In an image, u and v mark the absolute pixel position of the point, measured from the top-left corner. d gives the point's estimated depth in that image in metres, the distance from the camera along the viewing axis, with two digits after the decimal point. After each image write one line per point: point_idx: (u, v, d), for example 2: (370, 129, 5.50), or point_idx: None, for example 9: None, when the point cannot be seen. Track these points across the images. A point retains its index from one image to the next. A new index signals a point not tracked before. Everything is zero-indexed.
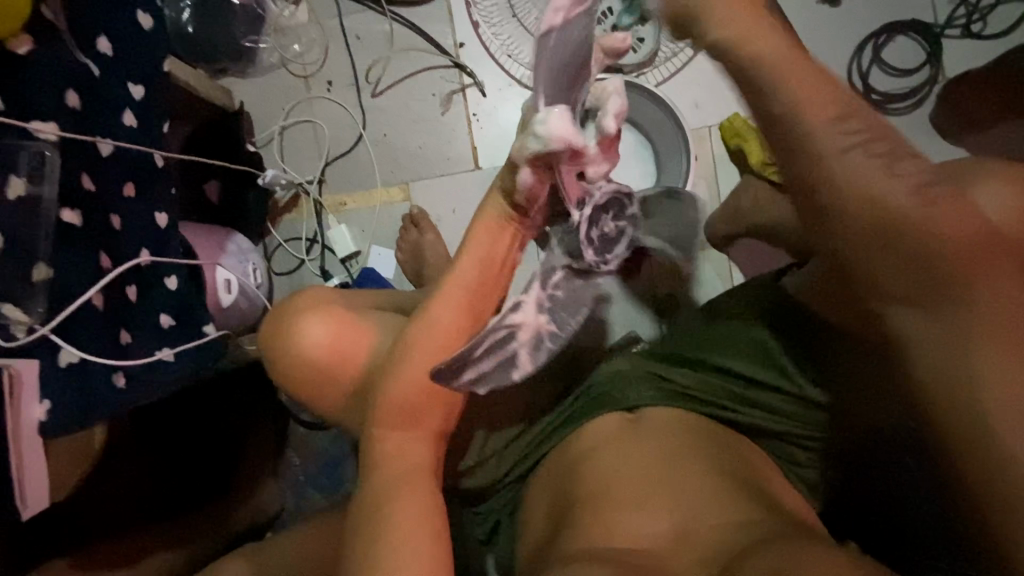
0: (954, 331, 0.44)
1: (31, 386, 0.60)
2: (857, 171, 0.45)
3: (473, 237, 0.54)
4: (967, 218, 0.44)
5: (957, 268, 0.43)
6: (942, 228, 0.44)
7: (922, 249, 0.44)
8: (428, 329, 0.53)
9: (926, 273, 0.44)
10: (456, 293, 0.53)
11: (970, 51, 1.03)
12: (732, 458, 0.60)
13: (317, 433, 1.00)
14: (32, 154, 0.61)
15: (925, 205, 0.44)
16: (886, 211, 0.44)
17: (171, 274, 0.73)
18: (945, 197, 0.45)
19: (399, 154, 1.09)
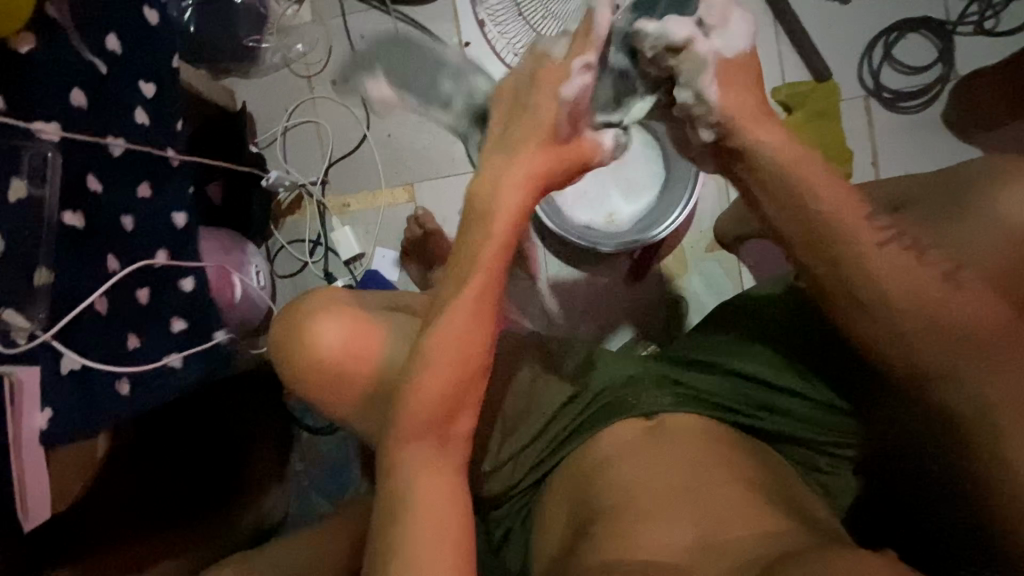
0: (987, 388, 0.51)
1: (33, 395, 0.58)
2: (879, 284, 0.52)
3: (496, 241, 0.52)
4: (996, 296, 0.51)
5: (992, 346, 0.51)
6: (975, 310, 0.51)
7: (953, 330, 0.51)
8: (435, 343, 0.52)
9: (966, 341, 0.51)
10: (471, 299, 0.52)
11: (982, 48, 1.01)
12: (759, 467, 0.58)
13: (322, 438, 0.98)
14: (34, 155, 0.59)
15: (961, 291, 0.51)
16: (923, 301, 0.51)
17: (188, 277, 0.74)
18: (976, 279, 0.52)
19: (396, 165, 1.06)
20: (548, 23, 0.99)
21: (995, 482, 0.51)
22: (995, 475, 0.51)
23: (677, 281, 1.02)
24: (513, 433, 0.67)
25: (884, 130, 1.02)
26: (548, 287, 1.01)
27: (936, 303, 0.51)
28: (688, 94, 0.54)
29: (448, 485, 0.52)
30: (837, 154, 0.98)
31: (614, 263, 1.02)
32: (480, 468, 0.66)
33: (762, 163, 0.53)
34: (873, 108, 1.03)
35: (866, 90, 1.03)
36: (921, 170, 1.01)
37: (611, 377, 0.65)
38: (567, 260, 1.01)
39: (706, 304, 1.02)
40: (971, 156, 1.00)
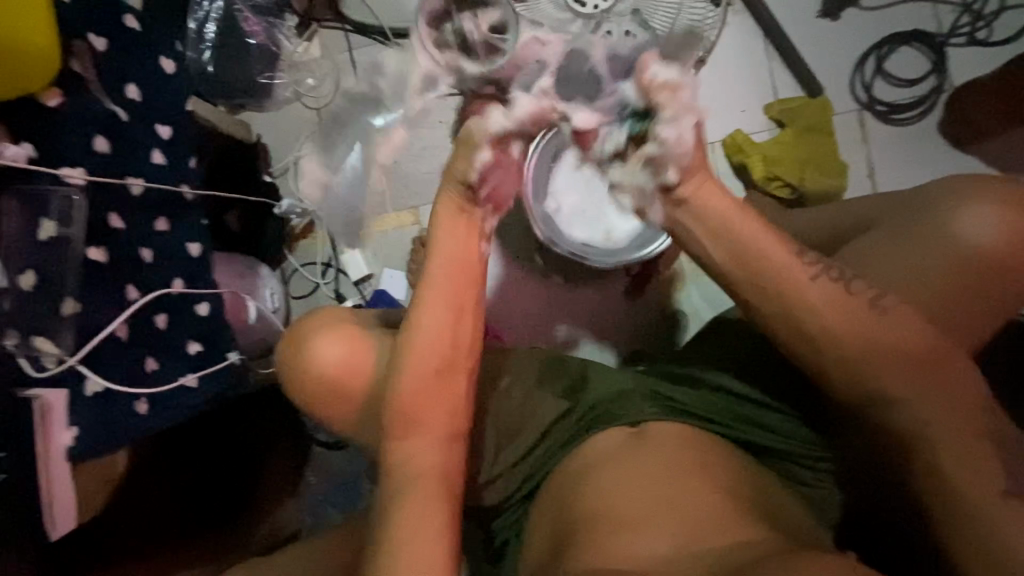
0: (923, 408, 0.54)
1: (60, 415, 0.64)
2: (822, 305, 0.55)
3: (436, 249, 0.57)
4: (919, 320, 0.56)
5: (921, 364, 0.54)
6: (897, 338, 0.54)
7: (881, 351, 0.54)
8: (414, 346, 0.56)
9: (893, 365, 0.54)
10: (444, 299, 0.56)
11: (976, 59, 1.02)
12: (741, 479, 0.60)
13: (333, 453, 1.01)
14: (62, 198, 0.66)
15: (887, 316, 0.55)
16: (849, 331, 0.55)
17: (203, 301, 0.79)
18: (894, 305, 0.56)
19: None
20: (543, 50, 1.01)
21: (945, 497, 0.53)
22: (928, 494, 0.54)
23: (676, 296, 1.04)
24: (508, 443, 0.69)
25: (880, 142, 1.03)
26: (548, 302, 1.04)
27: (862, 326, 0.55)
28: (671, 130, 0.53)
29: (436, 497, 0.53)
30: (830, 168, 0.99)
31: (612, 278, 1.04)
32: (477, 480, 0.68)
33: (700, 207, 0.56)
34: (868, 120, 1.03)
35: (860, 103, 1.04)
36: (919, 180, 1.02)
37: (603, 392, 0.68)
38: (566, 276, 1.04)
39: (705, 318, 1.03)
40: (969, 164, 1.01)
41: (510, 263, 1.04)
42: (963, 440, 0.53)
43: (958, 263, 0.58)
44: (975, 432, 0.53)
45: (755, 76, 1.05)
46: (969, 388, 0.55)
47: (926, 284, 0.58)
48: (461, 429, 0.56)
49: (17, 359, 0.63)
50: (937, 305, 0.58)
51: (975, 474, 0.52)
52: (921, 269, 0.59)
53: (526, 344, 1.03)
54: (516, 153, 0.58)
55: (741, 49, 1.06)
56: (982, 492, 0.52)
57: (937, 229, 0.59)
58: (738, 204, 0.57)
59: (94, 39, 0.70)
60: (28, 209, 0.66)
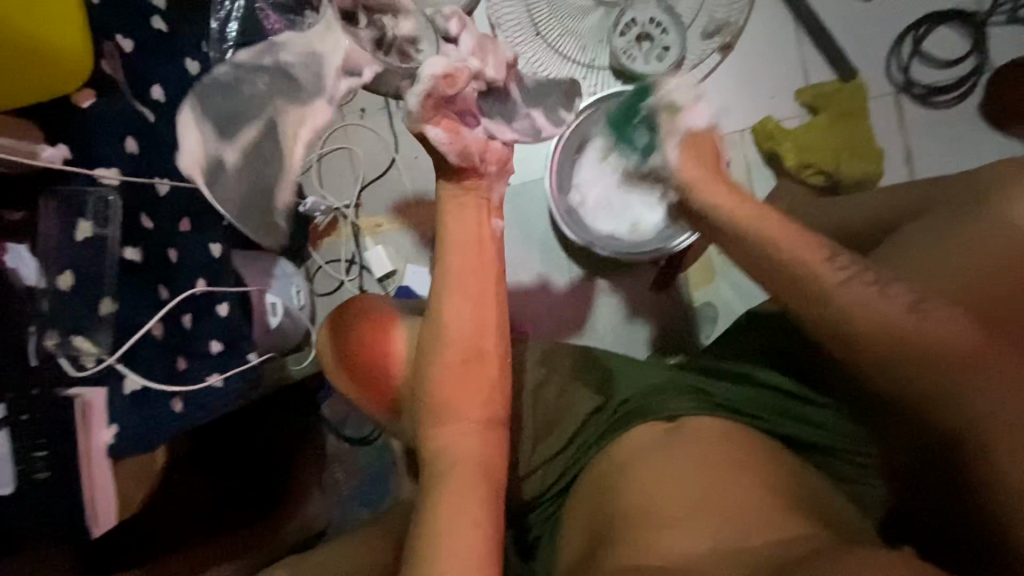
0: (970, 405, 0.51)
1: (100, 413, 0.65)
2: (851, 304, 0.54)
3: (451, 236, 0.55)
4: (962, 316, 0.52)
5: (967, 359, 0.51)
6: (939, 332, 0.52)
7: (919, 348, 0.52)
8: (443, 336, 0.55)
9: (933, 363, 0.52)
10: (466, 284, 0.55)
11: (1019, 38, 0.98)
12: (784, 474, 0.58)
13: (363, 449, 1.03)
14: (97, 199, 0.66)
15: (926, 316, 0.52)
16: (888, 326, 0.53)
17: (222, 303, 0.79)
18: (932, 304, 0.53)
19: (294, 49, 0.62)
20: (566, 40, 1.00)
21: (994, 492, 0.50)
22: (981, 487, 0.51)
23: (705, 288, 1.02)
24: (543, 440, 0.68)
25: (918, 126, 1.00)
26: (575, 296, 1.03)
27: (895, 325, 0.53)
28: (660, 157, 0.67)
29: (479, 496, 0.51)
30: (865, 154, 0.96)
31: (640, 271, 1.02)
32: (517, 473, 0.67)
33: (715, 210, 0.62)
34: (905, 104, 1.00)
35: (896, 86, 1.00)
36: (959, 166, 0.98)
37: (635, 387, 0.67)
38: (593, 270, 1.03)
39: (736, 311, 1.01)
40: (1011, 148, 0.97)
41: (535, 257, 1.03)
42: (1018, 429, 0.49)
43: (1011, 251, 0.54)
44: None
45: (786, 61, 1.02)
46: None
47: (963, 275, 0.55)
48: (499, 415, 0.54)
49: (58, 359, 0.64)
50: (983, 297, 0.54)
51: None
52: (972, 256, 0.55)
53: (553, 339, 1.02)
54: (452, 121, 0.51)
55: (770, 34, 1.02)
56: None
57: (985, 215, 0.56)
58: (754, 206, 0.61)
59: (121, 40, 0.70)
60: (64, 210, 0.65)
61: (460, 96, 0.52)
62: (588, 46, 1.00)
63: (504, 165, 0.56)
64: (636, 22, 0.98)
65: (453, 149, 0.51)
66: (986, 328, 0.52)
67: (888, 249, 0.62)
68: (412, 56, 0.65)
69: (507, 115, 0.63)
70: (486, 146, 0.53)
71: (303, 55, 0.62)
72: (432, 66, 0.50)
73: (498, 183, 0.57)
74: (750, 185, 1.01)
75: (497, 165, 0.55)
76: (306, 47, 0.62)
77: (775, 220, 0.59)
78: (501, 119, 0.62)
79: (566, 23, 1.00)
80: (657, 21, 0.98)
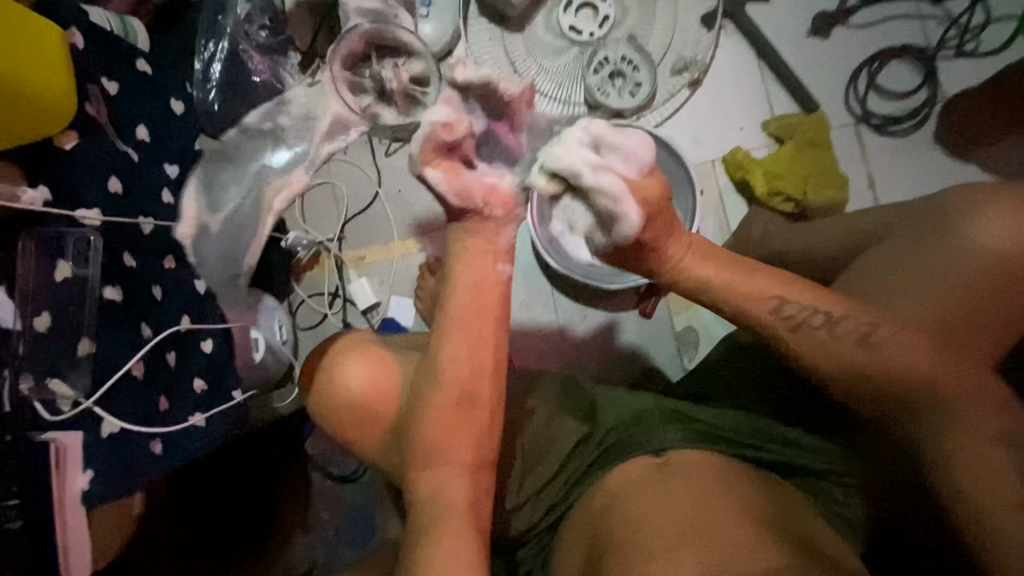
0: (942, 436, 0.54)
1: (75, 458, 0.63)
2: (819, 351, 0.57)
3: (458, 274, 0.54)
4: (925, 340, 0.55)
5: (923, 383, 0.54)
6: (895, 360, 0.55)
7: (872, 370, 0.56)
8: (437, 378, 0.54)
9: (884, 389, 0.56)
10: (464, 326, 0.54)
11: (965, 71, 1.05)
12: (773, 500, 0.59)
13: (346, 485, 0.98)
14: (78, 239, 0.66)
15: (879, 350, 0.55)
16: (846, 356, 0.56)
17: (207, 339, 0.80)
18: (891, 328, 0.56)
19: (294, 115, 0.73)
20: (543, 77, 1.04)
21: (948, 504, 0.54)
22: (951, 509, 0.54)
23: (687, 312, 1.04)
24: (533, 469, 0.68)
25: (879, 153, 1.05)
26: (559, 323, 1.04)
27: (846, 353, 0.56)
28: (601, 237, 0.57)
29: (468, 540, 0.51)
30: (831, 181, 1.01)
31: (621, 297, 1.04)
32: (504, 507, 0.67)
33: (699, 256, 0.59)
34: (865, 133, 1.05)
35: (855, 117, 1.06)
36: (921, 190, 1.03)
37: (620, 415, 0.68)
38: (576, 297, 1.04)
39: (717, 335, 1.03)
40: (967, 172, 1.03)
41: (519, 286, 1.04)
42: (979, 449, 0.53)
43: (981, 273, 0.55)
44: (992, 438, 0.53)
45: (751, 95, 1.07)
46: (983, 392, 0.55)
47: (929, 297, 0.57)
48: (484, 459, 0.55)
49: (32, 402, 0.63)
50: (954, 317, 0.56)
51: (992, 490, 0.52)
52: (956, 277, 0.56)
53: (538, 366, 1.03)
54: (438, 166, 0.51)
55: (736, 69, 1.07)
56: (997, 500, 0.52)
57: (949, 235, 0.57)
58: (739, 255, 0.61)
59: (106, 83, 0.71)
60: (42, 252, 0.65)
61: (462, 143, 0.52)
62: (564, 82, 1.04)
63: (511, 209, 0.54)
64: (609, 60, 1.03)
65: (452, 190, 0.51)
66: (948, 350, 0.55)
67: (858, 271, 0.63)
68: (416, 100, 0.75)
69: (510, 159, 0.57)
70: (490, 189, 0.52)
71: (299, 118, 0.73)
72: (433, 113, 0.50)
73: (507, 227, 0.54)
74: (724, 212, 1.05)
75: (504, 208, 0.53)
76: (303, 112, 0.73)
77: (726, 268, 0.60)
78: (502, 163, 0.56)
79: (542, 62, 1.04)
80: (629, 59, 1.03)
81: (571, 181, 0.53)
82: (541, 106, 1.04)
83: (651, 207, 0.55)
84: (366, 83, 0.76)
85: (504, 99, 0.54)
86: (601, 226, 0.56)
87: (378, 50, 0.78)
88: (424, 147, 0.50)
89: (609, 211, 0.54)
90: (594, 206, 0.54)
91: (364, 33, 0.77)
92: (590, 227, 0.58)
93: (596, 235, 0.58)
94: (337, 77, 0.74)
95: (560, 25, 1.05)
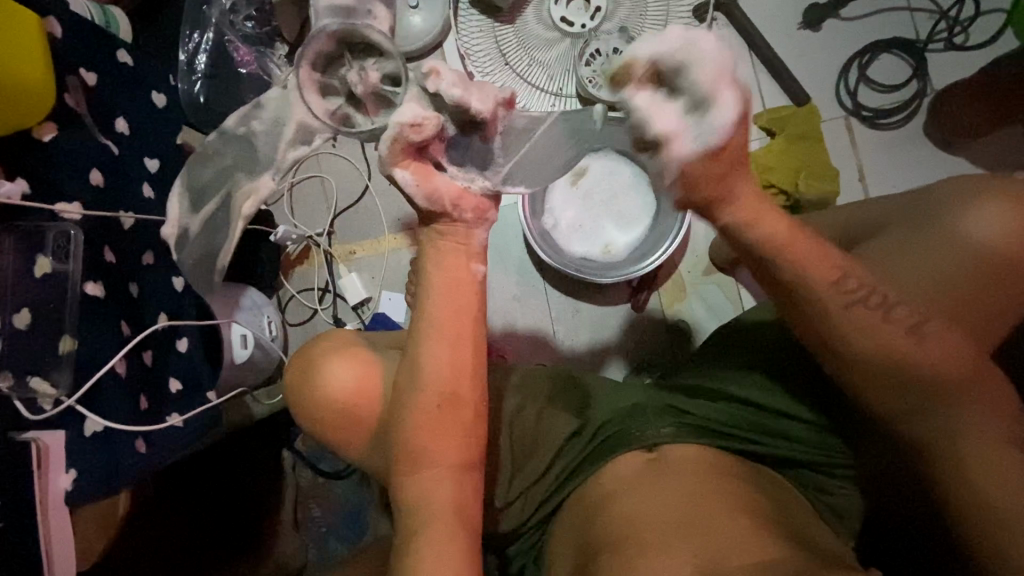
0: (960, 436, 0.53)
1: (58, 456, 0.62)
2: (832, 341, 0.55)
3: (437, 280, 0.53)
4: (962, 346, 0.53)
5: (952, 387, 0.53)
6: (934, 361, 0.53)
7: (911, 370, 0.53)
8: (420, 379, 0.53)
9: (913, 391, 0.54)
10: (445, 327, 0.53)
11: (954, 64, 1.05)
12: (754, 494, 0.59)
13: (338, 482, 0.97)
14: (59, 232, 0.64)
15: (925, 341, 0.53)
16: (891, 354, 0.53)
17: (183, 338, 0.80)
18: (936, 332, 0.53)
19: (262, 116, 0.62)
20: (534, 69, 1.03)
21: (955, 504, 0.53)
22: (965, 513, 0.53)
23: (678, 306, 1.04)
24: (524, 465, 0.68)
25: (869, 147, 1.05)
26: (551, 318, 1.03)
27: (885, 342, 0.53)
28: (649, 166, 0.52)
29: (458, 541, 0.51)
30: (822, 174, 1.01)
31: (614, 291, 1.04)
32: (494, 504, 0.66)
33: None
34: (855, 126, 1.06)
35: (846, 110, 1.06)
36: (911, 183, 1.04)
37: (614, 409, 0.67)
38: (569, 291, 1.04)
39: (709, 328, 1.03)
40: (956, 166, 1.03)
41: (511, 280, 1.04)
42: (986, 449, 0.52)
43: (966, 270, 0.56)
44: (1007, 439, 0.53)
45: (742, 88, 1.07)
46: (1003, 400, 0.54)
47: (928, 285, 0.56)
48: (473, 459, 0.54)
49: (12, 402, 0.61)
50: (948, 309, 0.56)
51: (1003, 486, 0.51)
52: (938, 273, 0.56)
53: (530, 359, 1.02)
54: (401, 173, 0.49)
55: None
56: (1011, 504, 0.51)
57: (938, 227, 0.58)
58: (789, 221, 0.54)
59: (86, 74, 0.70)
60: (23, 246, 0.64)
61: (430, 144, 0.50)
62: (555, 74, 1.03)
63: (483, 212, 0.53)
64: (601, 52, 1.02)
65: (420, 192, 0.50)
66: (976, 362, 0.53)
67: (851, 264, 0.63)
68: (388, 100, 0.56)
69: (484, 159, 0.55)
70: (460, 191, 0.51)
71: (269, 121, 0.62)
72: (401, 113, 0.48)
73: (477, 229, 0.53)
74: None
75: (474, 212, 0.52)
76: (272, 111, 0.62)
77: (787, 226, 0.53)
78: (475, 165, 0.54)
79: (532, 53, 1.04)
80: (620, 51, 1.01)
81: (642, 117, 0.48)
82: (531, 97, 1.03)
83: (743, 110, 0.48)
84: (336, 87, 0.57)
85: (477, 116, 0.51)
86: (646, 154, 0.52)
87: (349, 48, 0.56)
88: (386, 144, 0.48)
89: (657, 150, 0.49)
90: (687, 96, 0.48)
91: (334, 30, 0.55)
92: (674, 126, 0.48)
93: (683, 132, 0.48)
94: (301, 80, 0.56)
95: (551, 16, 1.04)
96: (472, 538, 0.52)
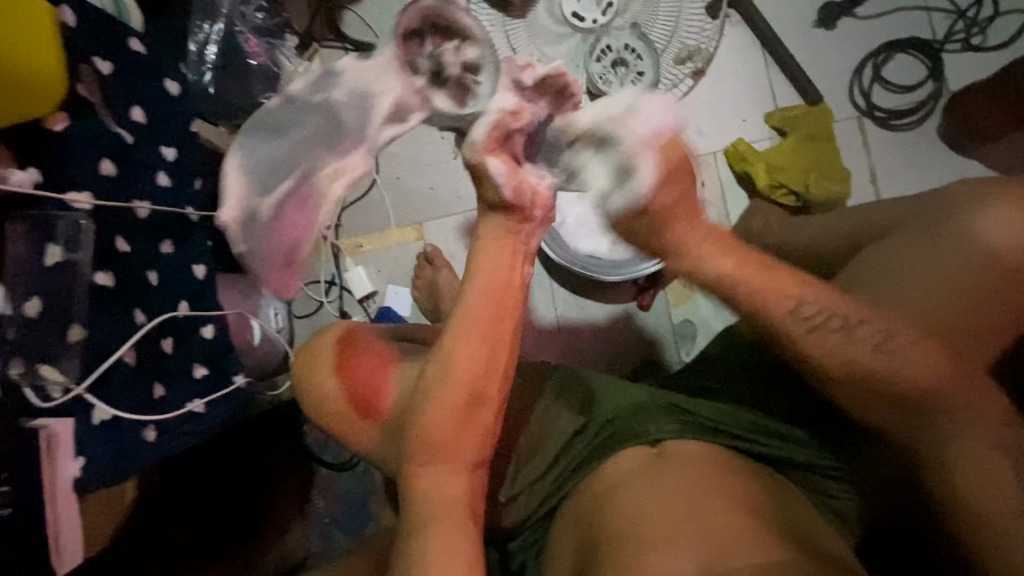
0: (952, 443, 0.53)
1: (67, 444, 0.63)
2: (825, 349, 0.55)
3: (477, 269, 0.52)
4: (934, 355, 0.54)
5: (938, 395, 0.53)
6: (909, 372, 0.53)
7: (887, 383, 0.54)
8: (451, 373, 0.52)
9: (900, 401, 0.54)
10: (472, 326, 0.52)
11: (971, 65, 1.04)
12: (756, 495, 0.58)
13: (343, 474, 0.98)
14: (69, 223, 0.65)
15: (893, 357, 0.54)
16: (854, 368, 0.55)
17: (208, 324, 0.81)
18: (905, 346, 0.54)
19: (347, 87, 0.62)
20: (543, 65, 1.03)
21: (961, 512, 0.53)
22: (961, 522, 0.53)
23: (685, 305, 1.03)
24: (529, 461, 0.68)
25: (882, 148, 1.04)
26: (557, 315, 1.03)
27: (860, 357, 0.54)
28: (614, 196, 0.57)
29: (465, 533, 0.52)
30: (832, 174, 1.00)
31: (620, 288, 1.03)
32: (498, 498, 0.67)
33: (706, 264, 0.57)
34: (868, 127, 1.04)
35: (859, 110, 1.05)
36: (923, 185, 1.03)
37: (618, 406, 0.66)
38: (575, 288, 1.03)
39: (715, 328, 1.02)
40: (970, 168, 1.02)
41: None
42: (983, 459, 0.52)
43: (977, 274, 0.55)
44: (989, 442, 0.53)
45: (755, 87, 1.06)
46: (996, 407, 0.54)
47: (939, 290, 0.56)
48: (485, 455, 0.54)
49: (22, 389, 0.62)
50: (955, 314, 0.56)
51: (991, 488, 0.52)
52: (945, 277, 0.56)
53: (535, 355, 1.02)
54: (497, 162, 0.49)
55: (739, 58, 1.06)
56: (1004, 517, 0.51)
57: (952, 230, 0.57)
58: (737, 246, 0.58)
59: (99, 63, 0.70)
60: (34, 234, 0.65)
61: (518, 134, 0.51)
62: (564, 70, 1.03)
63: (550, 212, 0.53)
64: (611, 48, 1.01)
65: (509, 182, 0.49)
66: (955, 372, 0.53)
67: (859, 267, 0.63)
68: (473, 89, 0.58)
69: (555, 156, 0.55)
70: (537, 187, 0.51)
71: (355, 95, 0.62)
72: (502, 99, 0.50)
73: (540, 228, 0.53)
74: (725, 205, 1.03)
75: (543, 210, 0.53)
76: (355, 84, 0.62)
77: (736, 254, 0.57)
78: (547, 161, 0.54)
79: (543, 49, 1.03)
80: (632, 47, 1.00)
81: (601, 132, 0.57)
82: None
83: (673, 172, 0.55)
84: (423, 65, 0.59)
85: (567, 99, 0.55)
86: (618, 179, 0.56)
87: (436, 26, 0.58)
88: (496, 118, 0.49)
89: (626, 166, 0.55)
90: (616, 156, 0.56)
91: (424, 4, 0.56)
92: (605, 186, 0.57)
93: (612, 190, 0.56)
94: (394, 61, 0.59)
95: (562, 11, 1.03)
96: (476, 529, 0.53)
